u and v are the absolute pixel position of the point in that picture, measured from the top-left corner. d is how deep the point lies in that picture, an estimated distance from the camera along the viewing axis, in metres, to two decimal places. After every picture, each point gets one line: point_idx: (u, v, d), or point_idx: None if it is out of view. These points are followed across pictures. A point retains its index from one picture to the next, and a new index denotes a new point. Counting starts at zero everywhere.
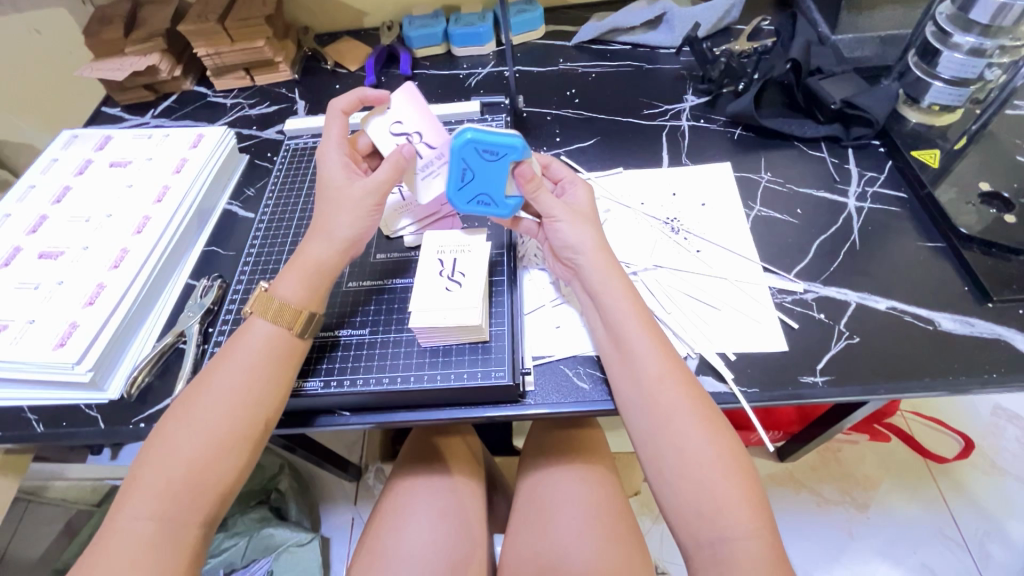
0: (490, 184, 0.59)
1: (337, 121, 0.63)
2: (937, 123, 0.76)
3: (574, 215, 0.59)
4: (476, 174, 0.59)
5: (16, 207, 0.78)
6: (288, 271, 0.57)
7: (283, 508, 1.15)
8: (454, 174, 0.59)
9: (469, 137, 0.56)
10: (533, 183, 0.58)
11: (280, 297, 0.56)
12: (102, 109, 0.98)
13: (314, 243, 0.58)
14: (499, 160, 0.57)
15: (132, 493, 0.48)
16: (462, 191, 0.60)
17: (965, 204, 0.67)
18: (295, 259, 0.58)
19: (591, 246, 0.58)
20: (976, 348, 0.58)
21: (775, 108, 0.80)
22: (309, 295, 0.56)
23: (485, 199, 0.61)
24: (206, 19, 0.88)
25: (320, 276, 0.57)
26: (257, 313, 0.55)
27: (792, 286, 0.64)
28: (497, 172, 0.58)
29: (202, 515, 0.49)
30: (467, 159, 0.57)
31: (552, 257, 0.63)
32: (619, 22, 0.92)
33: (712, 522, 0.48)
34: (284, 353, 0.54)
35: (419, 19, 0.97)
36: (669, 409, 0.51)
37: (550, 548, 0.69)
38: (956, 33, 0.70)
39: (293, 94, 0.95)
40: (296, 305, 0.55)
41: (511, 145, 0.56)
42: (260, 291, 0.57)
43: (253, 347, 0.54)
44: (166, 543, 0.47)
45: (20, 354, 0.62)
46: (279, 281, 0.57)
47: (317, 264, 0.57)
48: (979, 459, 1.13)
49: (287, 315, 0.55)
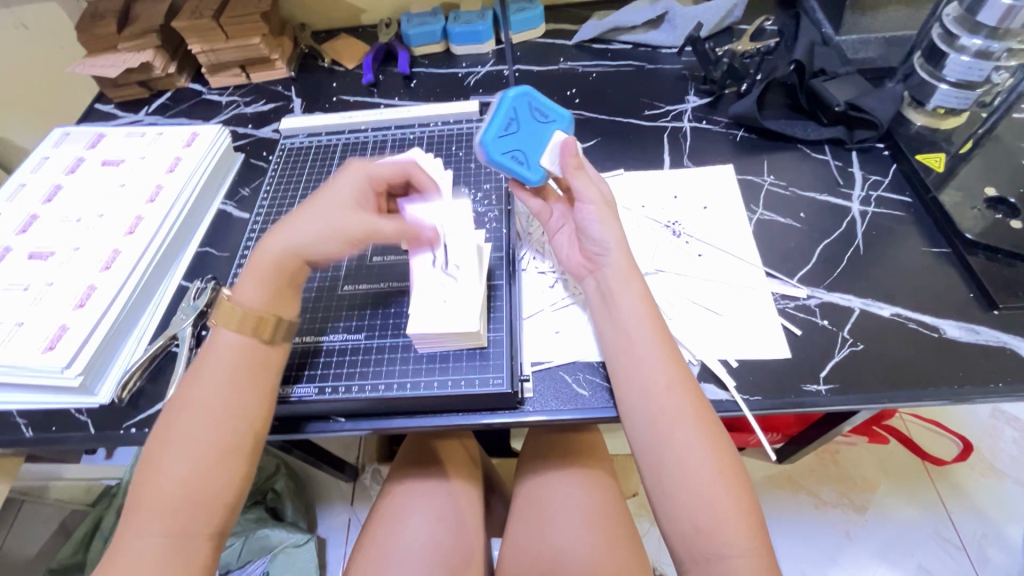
0: (530, 144, 0.62)
1: None
2: (942, 127, 0.75)
3: (605, 203, 0.59)
4: (521, 128, 0.61)
5: (6, 207, 0.76)
6: (246, 275, 0.56)
7: (279, 508, 1.14)
8: (500, 121, 0.60)
9: (524, 93, 0.62)
10: (575, 159, 0.61)
11: (240, 306, 0.54)
12: (95, 106, 0.97)
13: (271, 246, 0.56)
14: (546, 125, 0.63)
15: (138, 511, 0.47)
16: (501, 139, 0.60)
17: (970, 209, 0.67)
18: (252, 264, 0.56)
19: (617, 243, 0.57)
20: (980, 356, 0.57)
21: (777, 110, 0.79)
22: (268, 297, 0.55)
23: (519, 155, 0.61)
24: (201, 16, 0.87)
25: (278, 279, 0.56)
26: (220, 324, 0.54)
27: (795, 291, 0.64)
28: (538, 134, 0.62)
29: (211, 528, 0.48)
30: (518, 110, 0.61)
31: (574, 250, 0.62)
32: (621, 21, 0.91)
33: (711, 536, 0.47)
34: (256, 361, 0.53)
35: (417, 16, 0.95)
36: (672, 421, 0.50)
37: (548, 554, 0.68)
38: (963, 34, 0.69)
39: (289, 92, 0.94)
40: (256, 311, 0.54)
41: (558, 115, 0.63)
42: (219, 300, 0.55)
43: (222, 359, 0.52)
44: (180, 558, 0.46)
45: (9, 357, 0.61)
46: (239, 287, 0.55)
47: (275, 266, 0.56)
48: (978, 462, 1.13)
49: (250, 321, 0.54)
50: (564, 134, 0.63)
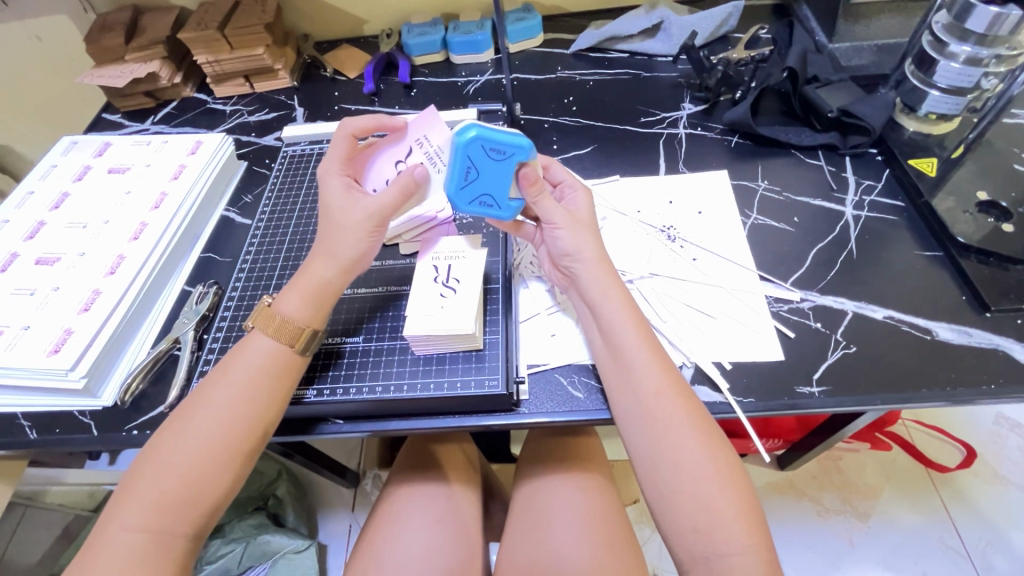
0: (494, 186, 0.59)
1: (342, 144, 0.61)
2: (935, 132, 0.76)
3: (573, 221, 0.59)
4: (481, 173, 0.58)
5: (14, 213, 0.78)
6: (290, 288, 0.57)
7: (280, 515, 1.15)
8: (457, 173, 0.57)
9: (474, 134, 0.55)
10: (536, 186, 0.58)
11: (282, 314, 0.55)
12: (103, 115, 0.99)
13: (317, 262, 0.57)
14: (505, 160, 0.57)
15: (125, 503, 0.48)
16: (463, 190, 0.59)
17: (962, 213, 0.67)
18: (298, 276, 0.58)
19: (591, 255, 0.57)
20: (974, 358, 0.58)
21: (772, 116, 0.80)
22: (313, 314, 0.56)
23: (487, 199, 0.60)
24: (206, 27, 0.89)
25: (322, 294, 0.57)
26: (257, 328, 0.55)
27: (788, 294, 0.64)
28: (499, 173, 0.58)
29: (192, 527, 0.49)
30: (472, 158, 0.56)
31: (552, 264, 0.63)
32: (618, 30, 0.92)
33: (706, 535, 0.47)
34: (282, 367, 0.54)
35: (418, 26, 0.97)
36: (666, 424, 0.50)
37: (546, 558, 0.69)
38: (952, 42, 0.70)
39: (292, 101, 0.96)
40: (299, 322, 0.55)
41: (517, 146, 0.56)
42: (262, 306, 0.57)
43: (252, 362, 0.54)
44: (157, 556, 0.47)
45: (14, 360, 0.62)
46: (285, 297, 0.56)
47: (322, 284, 0.56)
48: (982, 468, 1.12)
49: (288, 332, 0.55)
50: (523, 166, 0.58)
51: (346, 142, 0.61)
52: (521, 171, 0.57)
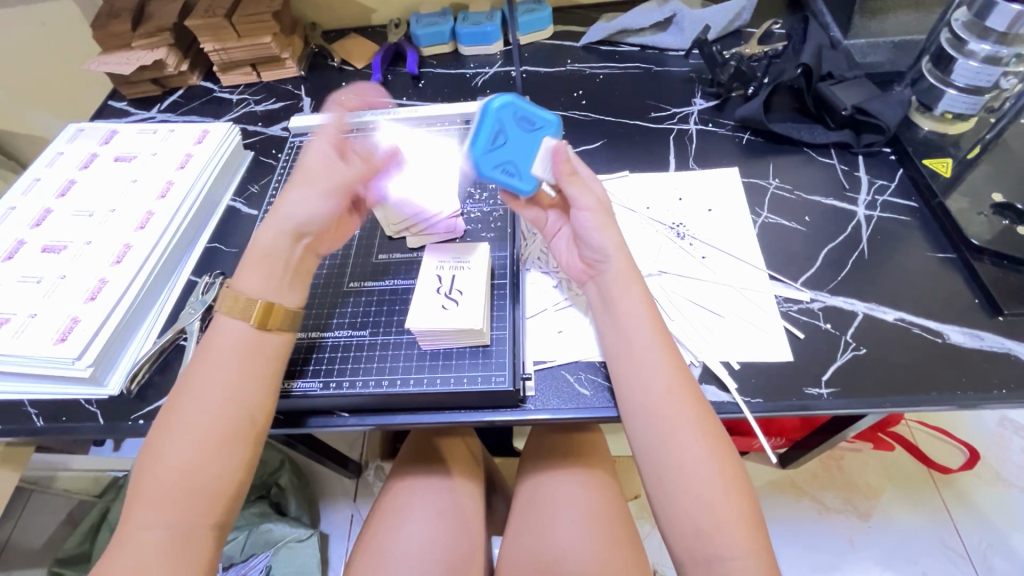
0: (519, 154, 0.59)
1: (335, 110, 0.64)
2: (951, 132, 0.75)
3: (601, 207, 0.58)
4: (506, 138, 0.59)
5: (21, 201, 0.78)
6: (246, 264, 0.57)
7: (283, 503, 1.16)
8: (488, 133, 0.57)
9: (503, 103, 0.58)
10: (568, 166, 0.59)
11: (243, 292, 0.55)
12: (109, 103, 0.99)
13: (270, 230, 0.57)
14: (533, 132, 0.60)
15: (138, 502, 0.48)
16: (489, 154, 0.58)
17: (976, 214, 0.66)
18: (253, 251, 0.57)
19: (619, 251, 0.56)
20: (986, 362, 0.57)
21: (785, 113, 0.79)
22: (270, 285, 0.56)
23: (509, 168, 0.59)
24: (214, 14, 0.88)
25: (277, 266, 0.57)
26: (222, 312, 0.55)
27: (798, 294, 0.64)
28: (525, 142, 0.59)
29: (209, 520, 0.49)
30: (503, 122, 0.58)
31: (574, 255, 0.62)
32: (629, 23, 0.91)
33: (711, 537, 0.47)
34: (259, 351, 0.54)
35: (427, 17, 0.96)
36: (672, 424, 0.50)
37: (548, 555, 0.68)
38: (972, 40, 0.69)
39: (299, 90, 0.95)
40: (253, 297, 0.55)
41: (545, 121, 0.60)
42: (223, 287, 0.57)
43: (229, 349, 0.53)
44: (177, 550, 0.47)
45: (21, 348, 0.62)
46: (241, 274, 0.56)
47: (272, 253, 0.57)
48: (985, 470, 1.12)
49: (252, 310, 0.55)
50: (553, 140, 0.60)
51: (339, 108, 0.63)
52: (557, 148, 0.59)
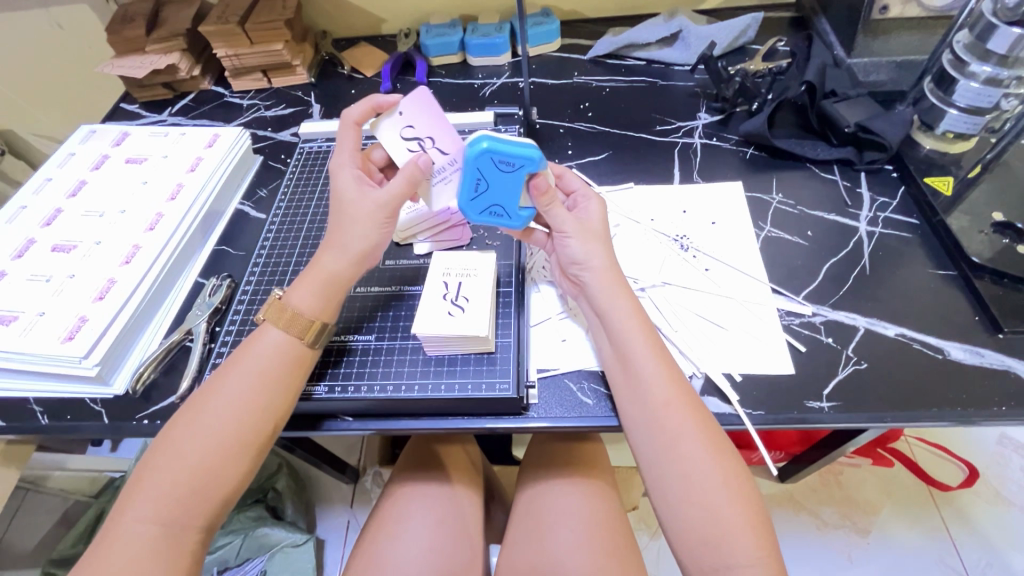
0: (503, 196, 0.59)
1: (349, 132, 0.61)
2: (951, 152, 0.76)
3: (584, 231, 0.59)
4: (491, 183, 0.58)
5: (31, 200, 0.79)
6: (301, 280, 0.58)
7: (279, 508, 1.15)
8: (467, 184, 0.58)
9: (485, 146, 0.56)
10: (547, 197, 0.58)
11: (293, 306, 0.56)
12: (120, 105, 1.00)
13: (327, 254, 0.58)
14: (516, 171, 0.57)
15: (136, 496, 0.48)
16: (475, 201, 0.60)
17: (977, 232, 0.67)
18: (308, 269, 0.58)
19: (599, 265, 0.57)
20: (986, 379, 0.57)
21: (788, 129, 0.80)
22: (322, 304, 0.56)
23: (497, 210, 0.61)
24: (227, 21, 0.89)
25: (332, 287, 0.57)
26: (270, 321, 0.56)
27: (801, 308, 0.64)
28: (510, 184, 0.58)
29: (202, 520, 0.49)
30: (482, 169, 0.57)
31: (561, 272, 0.64)
32: (635, 37, 0.92)
33: (716, 547, 0.47)
34: (293, 362, 0.55)
35: (436, 27, 0.97)
36: (675, 434, 0.50)
37: (547, 563, 0.69)
38: (973, 61, 0.71)
39: (309, 97, 0.96)
40: (308, 315, 0.56)
41: (527, 158, 0.56)
42: (273, 298, 0.57)
43: (262, 355, 0.54)
44: (168, 547, 0.47)
45: (28, 346, 0.63)
46: (295, 288, 0.57)
47: (332, 275, 0.57)
48: (983, 488, 1.12)
49: (299, 325, 0.55)
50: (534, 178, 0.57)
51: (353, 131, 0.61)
52: (535, 182, 0.58)
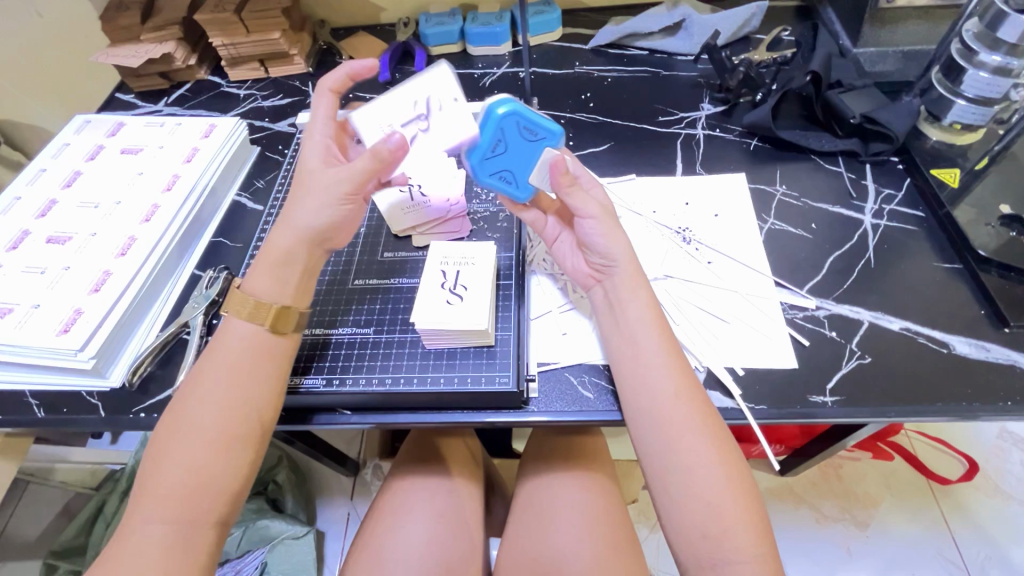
0: (517, 162, 0.60)
1: (325, 99, 0.62)
2: (958, 143, 0.75)
3: (606, 214, 0.57)
4: (507, 147, 0.59)
5: (25, 191, 0.78)
6: (258, 266, 0.56)
7: (279, 500, 1.15)
8: (486, 144, 0.58)
9: (507, 109, 0.57)
10: (567, 178, 0.57)
11: (252, 296, 0.54)
12: (116, 95, 0.99)
13: (279, 234, 0.55)
14: (537, 142, 0.59)
15: (142, 502, 0.48)
16: (487, 162, 0.59)
17: (983, 225, 0.66)
18: (261, 253, 0.56)
19: (625, 257, 0.56)
20: (990, 373, 0.57)
21: (793, 120, 0.79)
22: (277, 284, 0.55)
23: (507, 175, 0.61)
24: (222, 9, 0.87)
25: (285, 266, 0.55)
26: (231, 314, 0.54)
27: (804, 302, 0.63)
28: (525, 152, 0.59)
29: (214, 517, 0.49)
30: (504, 131, 0.58)
31: (578, 260, 0.61)
32: (637, 27, 0.91)
33: (718, 542, 0.47)
34: (264, 350, 0.53)
35: (436, 16, 0.96)
36: (680, 428, 0.50)
37: (547, 557, 0.68)
38: (983, 50, 0.69)
39: (307, 87, 0.95)
40: (266, 299, 0.54)
41: (548, 131, 0.58)
42: (231, 290, 0.56)
43: (233, 350, 0.53)
44: (184, 546, 0.47)
45: (24, 338, 0.62)
46: (250, 278, 0.55)
47: (285, 255, 0.55)
48: (983, 482, 1.12)
49: (262, 312, 0.54)
50: (552, 150, 0.59)
51: (329, 97, 0.62)
52: (554, 162, 0.57)
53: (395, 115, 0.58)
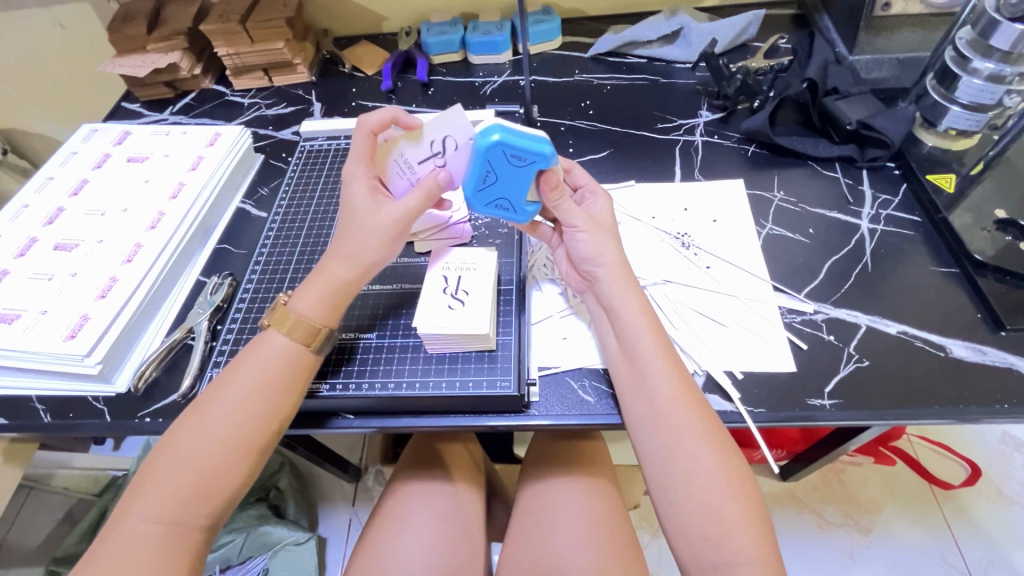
0: (512, 189, 0.58)
1: (364, 140, 0.60)
2: (953, 149, 0.76)
3: (594, 226, 0.59)
4: (499, 176, 0.57)
5: (33, 199, 0.79)
6: (308, 287, 0.57)
7: (281, 506, 1.15)
8: (475, 174, 0.57)
9: (495, 139, 0.54)
10: (557, 191, 0.57)
11: (297, 313, 0.55)
12: (122, 104, 1.00)
13: (335, 262, 0.57)
14: (527, 166, 0.56)
15: (140, 497, 0.49)
16: (481, 192, 0.59)
17: (979, 230, 0.67)
18: (315, 276, 0.57)
19: (612, 260, 0.57)
20: (987, 376, 0.57)
21: (789, 126, 0.80)
22: (330, 312, 0.56)
23: (504, 202, 0.60)
24: (228, 20, 0.89)
25: (338, 295, 0.56)
26: (274, 327, 0.55)
27: (802, 306, 0.64)
28: (520, 178, 0.57)
29: (205, 520, 0.49)
30: (492, 161, 0.56)
31: (569, 266, 0.63)
32: (636, 35, 0.92)
33: (717, 544, 0.47)
34: (300, 368, 0.54)
35: (437, 26, 0.98)
36: (678, 432, 0.50)
37: (548, 560, 0.69)
38: (975, 58, 0.70)
39: (310, 95, 0.96)
40: (314, 322, 0.55)
41: (539, 154, 0.55)
42: (277, 304, 0.57)
43: (268, 361, 0.54)
44: (174, 546, 0.48)
45: (31, 344, 0.63)
46: (300, 297, 0.56)
47: (339, 285, 0.56)
48: (985, 487, 1.12)
49: (304, 332, 0.55)
50: (547, 174, 0.56)
51: (367, 139, 0.60)
52: (545, 177, 0.57)
53: (409, 148, 0.60)
